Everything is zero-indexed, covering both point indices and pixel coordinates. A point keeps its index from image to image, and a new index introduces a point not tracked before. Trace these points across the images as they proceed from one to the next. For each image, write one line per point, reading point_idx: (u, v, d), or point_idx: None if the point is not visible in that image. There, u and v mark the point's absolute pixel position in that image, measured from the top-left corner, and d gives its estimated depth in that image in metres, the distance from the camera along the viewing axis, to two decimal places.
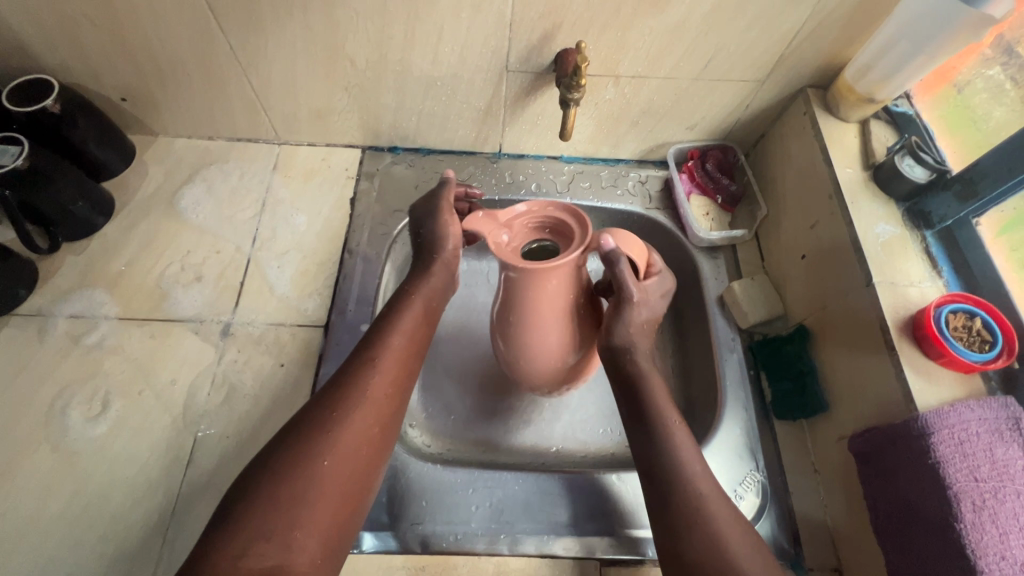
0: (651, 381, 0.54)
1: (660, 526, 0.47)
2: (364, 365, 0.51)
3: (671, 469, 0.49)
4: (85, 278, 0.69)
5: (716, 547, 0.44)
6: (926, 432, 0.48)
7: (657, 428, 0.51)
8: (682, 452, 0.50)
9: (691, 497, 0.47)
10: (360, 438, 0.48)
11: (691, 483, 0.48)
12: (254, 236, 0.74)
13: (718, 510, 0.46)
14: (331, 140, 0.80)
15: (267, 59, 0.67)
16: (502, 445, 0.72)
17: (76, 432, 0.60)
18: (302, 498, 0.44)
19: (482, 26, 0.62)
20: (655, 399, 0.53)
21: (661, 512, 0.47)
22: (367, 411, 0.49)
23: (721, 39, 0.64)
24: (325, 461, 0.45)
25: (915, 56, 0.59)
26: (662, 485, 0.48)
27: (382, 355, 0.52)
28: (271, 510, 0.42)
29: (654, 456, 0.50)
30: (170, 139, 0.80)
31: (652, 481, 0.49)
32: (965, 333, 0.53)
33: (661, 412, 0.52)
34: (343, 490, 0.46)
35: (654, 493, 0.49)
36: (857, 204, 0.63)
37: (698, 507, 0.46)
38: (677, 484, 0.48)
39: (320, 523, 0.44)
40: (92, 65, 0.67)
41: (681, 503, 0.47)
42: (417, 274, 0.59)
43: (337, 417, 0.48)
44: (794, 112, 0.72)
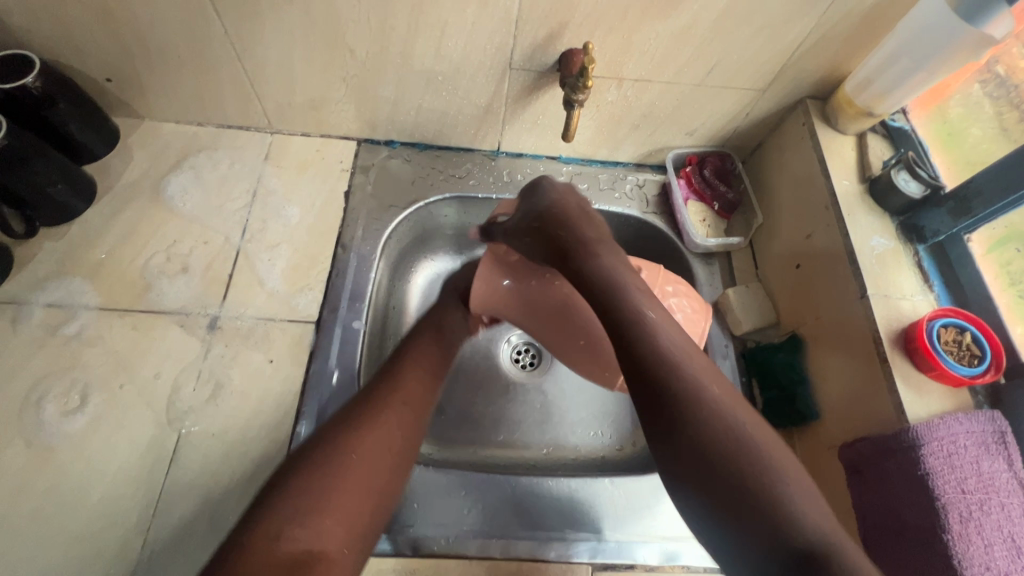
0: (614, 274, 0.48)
1: (671, 446, 0.40)
2: (390, 381, 0.54)
3: (666, 365, 0.41)
4: (64, 265, 0.66)
5: (730, 454, 0.38)
6: (917, 444, 0.49)
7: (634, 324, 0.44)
8: (664, 338, 0.43)
9: (693, 399, 0.40)
10: (384, 442, 0.49)
11: (693, 381, 0.41)
12: (244, 227, 0.72)
13: (722, 414, 0.39)
14: (326, 131, 0.78)
15: (263, 45, 0.64)
16: (493, 446, 0.72)
17: (52, 427, 0.58)
18: (328, 489, 0.44)
19: (488, 23, 0.61)
20: (617, 290, 0.46)
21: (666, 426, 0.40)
22: (395, 416, 0.51)
23: (726, 47, 0.64)
24: (354, 455, 0.47)
25: (915, 73, 0.60)
26: (659, 389, 0.41)
27: (405, 373, 0.56)
28: (302, 498, 0.43)
29: (641, 359, 0.42)
30: (157, 123, 0.77)
31: (648, 390, 0.41)
32: (955, 347, 0.54)
33: (632, 302, 0.45)
34: (367, 489, 0.46)
35: (651, 406, 0.41)
36: (853, 216, 0.63)
37: (701, 412, 0.39)
38: (676, 386, 0.41)
39: (343, 518, 0.44)
40: (77, 43, 0.64)
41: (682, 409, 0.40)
42: (451, 320, 0.64)
43: (366, 419, 0.49)
44: (793, 122, 0.73)
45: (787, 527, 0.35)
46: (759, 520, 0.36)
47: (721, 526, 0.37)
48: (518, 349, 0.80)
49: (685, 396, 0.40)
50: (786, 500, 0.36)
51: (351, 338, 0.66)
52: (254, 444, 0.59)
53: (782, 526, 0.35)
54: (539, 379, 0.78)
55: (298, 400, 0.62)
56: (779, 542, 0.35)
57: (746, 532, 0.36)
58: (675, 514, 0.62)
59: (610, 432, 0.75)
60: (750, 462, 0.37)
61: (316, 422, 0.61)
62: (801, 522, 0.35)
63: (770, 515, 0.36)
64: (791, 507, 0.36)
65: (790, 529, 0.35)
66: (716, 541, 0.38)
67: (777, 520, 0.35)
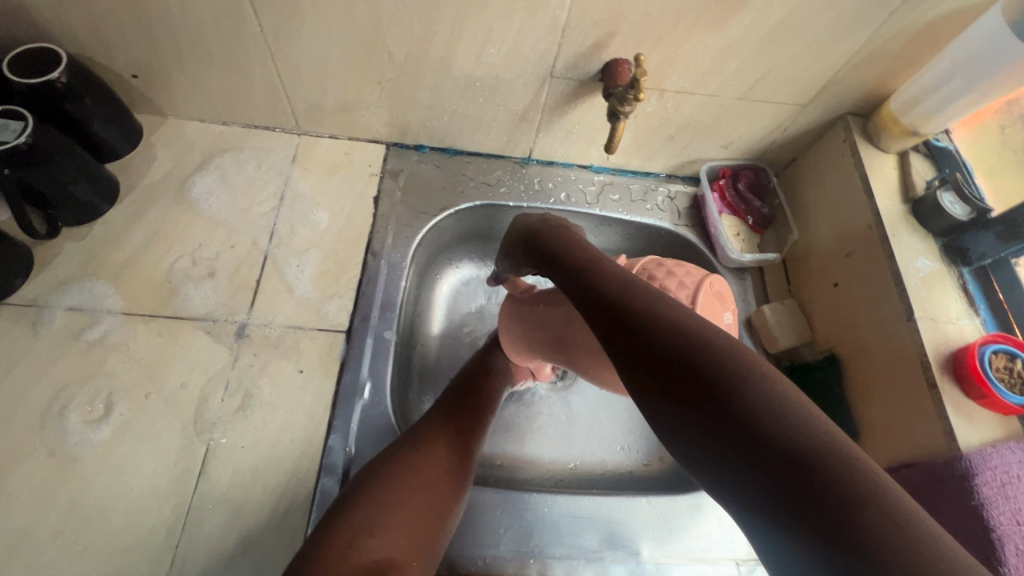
0: (569, 235, 0.48)
1: (629, 364, 0.33)
2: (448, 410, 0.57)
3: (618, 284, 0.37)
4: (86, 267, 0.64)
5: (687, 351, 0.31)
6: (970, 472, 0.49)
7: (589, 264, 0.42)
8: (606, 269, 0.40)
9: (646, 305, 0.34)
10: (442, 463, 0.52)
11: (645, 292, 0.36)
12: (272, 232, 0.70)
13: (679, 316, 0.33)
14: (355, 133, 0.76)
15: (298, 45, 0.62)
16: (520, 459, 0.71)
17: (76, 437, 0.55)
18: (392, 506, 0.47)
19: (534, 30, 0.59)
20: (569, 244, 0.46)
21: (618, 342, 0.34)
22: (448, 438, 0.54)
23: (773, 61, 0.62)
24: (415, 477, 0.49)
25: (965, 94, 0.59)
26: (609, 306, 0.36)
27: (465, 401, 0.59)
28: (371, 511, 0.46)
29: (594, 287, 0.38)
30: (181, 121, 0.75)
31: (600, 311, 0.36)
32: (1007, 374, 0.53)
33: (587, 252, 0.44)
34: (428, 508, 0.48)
35: (604, 326, 0.36)
36: (898, 237, 0.63)
37: (654, 317, 0.33)
38: (626, 299, 0.35)
39: (406, 534, 0.46)
40: (104, 38, 0.61)
41: (632, 318, 0.34)
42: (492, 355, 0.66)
43: (425, 443, 0.53)
44: (832, 138, 0.72)
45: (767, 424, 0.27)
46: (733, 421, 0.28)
47: (699, 447, 0.29)
48: None
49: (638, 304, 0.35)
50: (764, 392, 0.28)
51: (383, 349, 0.65)
52: (285, 458, 0.57)
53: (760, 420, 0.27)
54: (566, 390, 0.76)
55: (329, 413, 0.60)
56: (757, 446, 0.26)
57: (725, 443, 0.28)
58: (712, 535, 0.61)
59: (638, 446, 0.74)
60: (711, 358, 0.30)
61: (348, 435, 0.60)
62: (777, 411, 0.27)
63: (740, 414, 0.28)
64: (767, 400, 0.28)
65: (769, 425, 0.27)
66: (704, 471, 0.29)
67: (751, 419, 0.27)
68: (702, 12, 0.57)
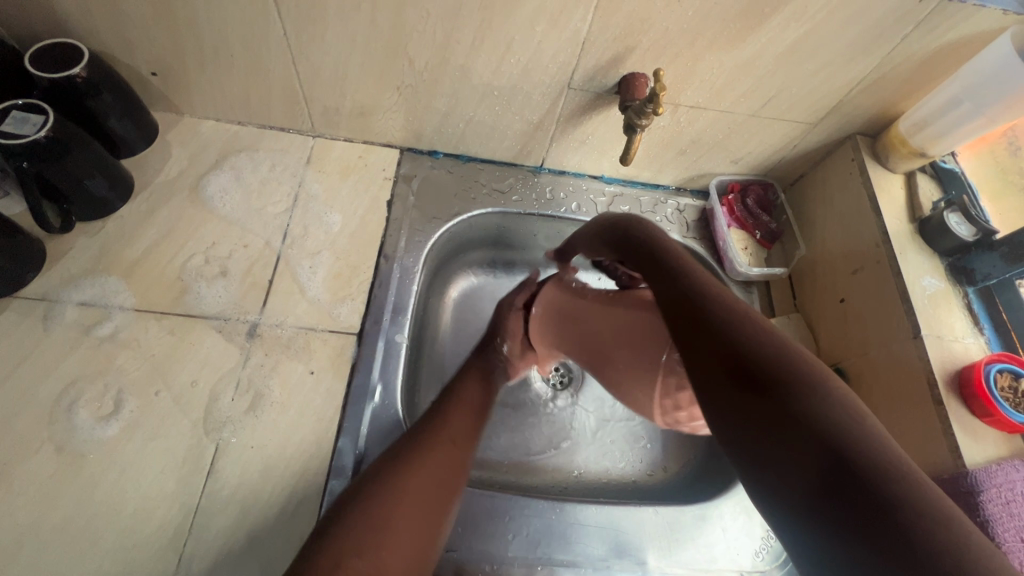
0: (658, 235, 0.54)
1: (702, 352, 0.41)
2: (438, 419, 0.54)
3: (708, 296, 0.43)
4: (99, 262, 0.64)
5: (757, 348, 0.39)
6: (976, 489, 0.50)
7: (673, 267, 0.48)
8: (693, 277, 0.46)
9: (725, 308, 0.42)
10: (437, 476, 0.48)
11: (723, 298, 0.43)
12: (285, 232, 0.70)
13: (751, 319, 0.41)
14: (369, 137, 0.77)
15: (321, 49, 0.63)
16: (525, 466, 0.71)
17: (84, 433, 0.55)
18: (385, 525, 0.43)
19: (555, 42, 0.60)
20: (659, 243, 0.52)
21: (694, 333, 0.42)
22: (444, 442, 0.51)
23: (786, 80, 0.64)
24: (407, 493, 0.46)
25: (969, 122, 0.61)
26: (690, 305, 0.43)
27: (450, 412, 0.55)
28: (364, 530, 0.42)
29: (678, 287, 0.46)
30: (196, 119, 0.75)
31: (681, 308, 0.44)
32: (1012, 394, 0.54)
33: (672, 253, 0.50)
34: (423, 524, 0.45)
35: (682, 319, 0.43)
36: (905, 255, 0.64)
37: (731, 319, 0.41)
38: (706, 300, 0.43)
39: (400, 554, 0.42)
40: (127, 35, 0.62)
41: (711, 315, 0.42)
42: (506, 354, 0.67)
43: (418, 455, 0.49)
44: (840, 157, 0.74)
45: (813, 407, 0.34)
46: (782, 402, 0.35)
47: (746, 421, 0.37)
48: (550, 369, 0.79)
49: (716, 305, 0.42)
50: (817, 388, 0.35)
51: (393, 353, 0.65)
52: (294, 459, 0.57)
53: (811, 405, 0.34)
54: (572, 399, 0.77)
55: (339, 415, 0.60)
56: (799, 423, 0.34)
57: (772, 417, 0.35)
58: (718, 546, 0.61)
59: (642, 454, 0.74)
60: (780, 357, 0.38)
61: (357, 437, 0.59)
62: (845, 426, 0.33)
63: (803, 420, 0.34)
64: (828, 415, 0.34)
65: (831, 434, 0.33)
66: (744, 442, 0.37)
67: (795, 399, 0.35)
68: (720, 30, 0.58)
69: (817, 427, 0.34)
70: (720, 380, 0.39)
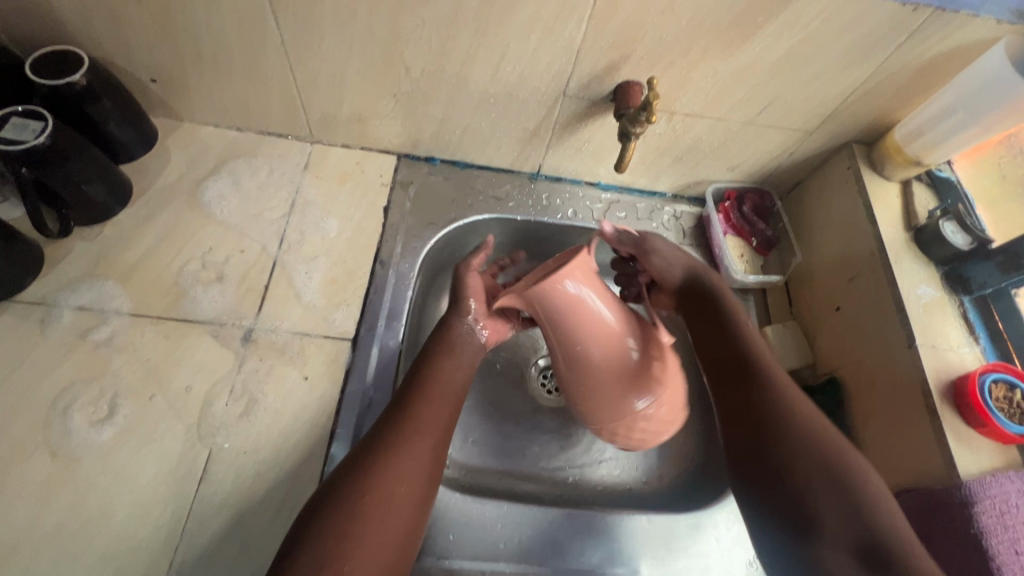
0: (723, 290, 0.61)
1: (746, 414, 0.52)
2: (404, 408, 0.52)
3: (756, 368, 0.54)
4: (96, 267, 0.64)
5: (796, 421, 0.50)
6: (970, 501, 0.49)
7: (732, 329, 0.57)
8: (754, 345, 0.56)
9: (771, 380, 0.53)
10: (403, 475, 0.48)
11: (770, 370, 0.53)
12: (282, 238, 0.70)
13: (792, 393, 0.52)
14: (367, 144, 0.77)
15: (318, 57, 0.64)
16: (520, 473, 0.70)
17: (79, 437, 0.55)
18: (344, 534, 0.43)
19: (550, 50, 0.61)
20: (724, 298, 0.60)
21: (744, 396, 0.52)
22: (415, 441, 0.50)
23: (781, 89, 0.64)
24: (369, 496, 0.45)
25: (968, 128, 0.61)
26: (742, 371, 0.54)
27: (421, 398, 0.53)
28: (325, 543, 0.42)
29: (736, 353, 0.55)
30: (196, 125, 0.76)
31: (734, 371, 0.54)
32: (1007, 404, 0.54)
33: (733, 312, 0.58)
34: (392, 524, 0.45)
35: (736, 383, 0.54)
36: (900, 264, 0.64)
37: (772, 390, 0.52)
38: (756, 371, 0.53)
39: (373, 557, 0.43)
40: (127, 42, 0.62)
41: (761, 386, 0.52)
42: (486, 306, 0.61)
43: (380, 456, 0.48)
44: (836, 165, 0.74)
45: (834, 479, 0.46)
46: (803, 467, 0.47)
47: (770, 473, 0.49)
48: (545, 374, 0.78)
49: (766, 376, 0.53)
50: (842, 462, 0.47)
51: (387, 359, 0.65)
52: (287, 465, 0.57)
53: (837, 476, 0.46)
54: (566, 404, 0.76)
55: (332, 421, 0.60)
56: (818, 485, 0.46)
57: (796, 480, 0.47)
58: (711, 556, 0.61)
59: (638, 462, 0.74)
60: (817, 431, 0.49)
61: (350, 444, 0.59)
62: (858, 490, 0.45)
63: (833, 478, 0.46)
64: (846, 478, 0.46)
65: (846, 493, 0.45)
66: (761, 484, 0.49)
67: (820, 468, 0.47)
68: (714, 39, 0.58)
69: (837, 484, 0.46)
70: (751, 437, 0.51)
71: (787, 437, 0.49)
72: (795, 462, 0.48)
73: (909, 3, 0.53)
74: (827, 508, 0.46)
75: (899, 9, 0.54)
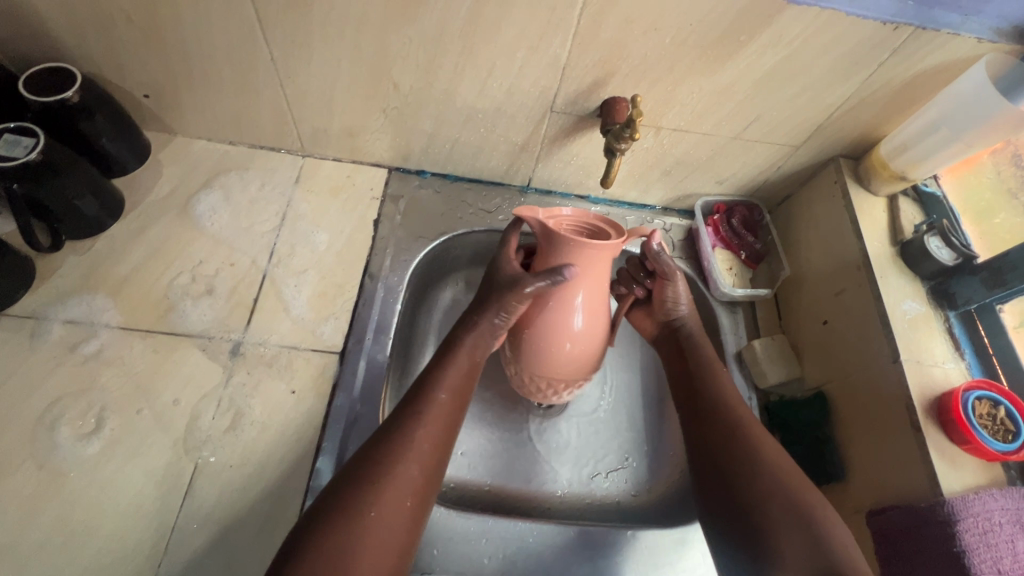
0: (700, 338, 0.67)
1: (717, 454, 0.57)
2: (410, 421, 0.52)
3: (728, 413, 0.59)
4: (87, 281, 0.65)
5: (763, 459, 0.55)
6: (953, 518, 0.49)
7: (705, 377, 0.63)
8: (729, 393, 0.61)
9: (739, 422, 0.58)
10: (406, 490, 0.48)
11: (739, 413, 0.59)
12: (272, 251, 0.71)
13: (758, 434, 0.57)
14: (358, 157, 0.78)
15: (307, 73, 0.64)
16: (508, 487, 0.70)
17: (65, 451, 0.56)
18: (346, 550, 0.43)
19: (535, 67, 0.61)
20: (700, 347, 0.66)
21: (714, 438, 0.58)
22: (412, 459, 0.49)
23: (766, 105, 0.64)
24: (373, 512, 0.45)
25: (953, 143, 0.61)
26: (713, 415, 0.59)
27: (427, 411, 0.53)
28: (325, 557, 0.42)
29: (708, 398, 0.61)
30: (188, 139, 0.76)
31: (705, 415, 0.60)
32: (990, 421, 0.54)
33: (708, 360, 0.64)
34: (390, 541, 0.45)
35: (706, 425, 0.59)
36: (886, 279, 0.64)
37: (741, 431, 0.57)
38: (727, 414, 0.59)
39: (372, 573, 0.43)
40: (119, 59, 0.63)
41: (731, 429, 0.57)
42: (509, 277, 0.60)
43: (383, 470, 0.48)
44: (824, 179, 0.74)
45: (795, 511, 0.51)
46: (767, 500, 0.52)
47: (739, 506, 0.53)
48: None
49: (733, 419, 0.58)
50: (802, 496, 0.52)
51: (375, 372, 0.65)
52: (272, 479, 0.58)
53: (800, 510, 0.51)
54: (556, 417, 0.76)
55: (318, 435, 0.61)
56: (776, 513, 0.51)
57: (761, 513, 0.52)
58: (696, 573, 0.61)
59: (626, 475, 0.74)
60: (779, 467, 0.54)
61: (337, 457, 0.60)
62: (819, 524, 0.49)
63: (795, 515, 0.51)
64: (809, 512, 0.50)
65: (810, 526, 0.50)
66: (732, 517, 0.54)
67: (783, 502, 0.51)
68: (698, 57, 0.59)
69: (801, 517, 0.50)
70: (721, 474, 0.56)
71: (754, 475, 0.54)
72: (760, 498, 0.52)
73: (890, 22, 0.53)
74: (784, 534, 0.50)
75: (880, 28, 0.54)
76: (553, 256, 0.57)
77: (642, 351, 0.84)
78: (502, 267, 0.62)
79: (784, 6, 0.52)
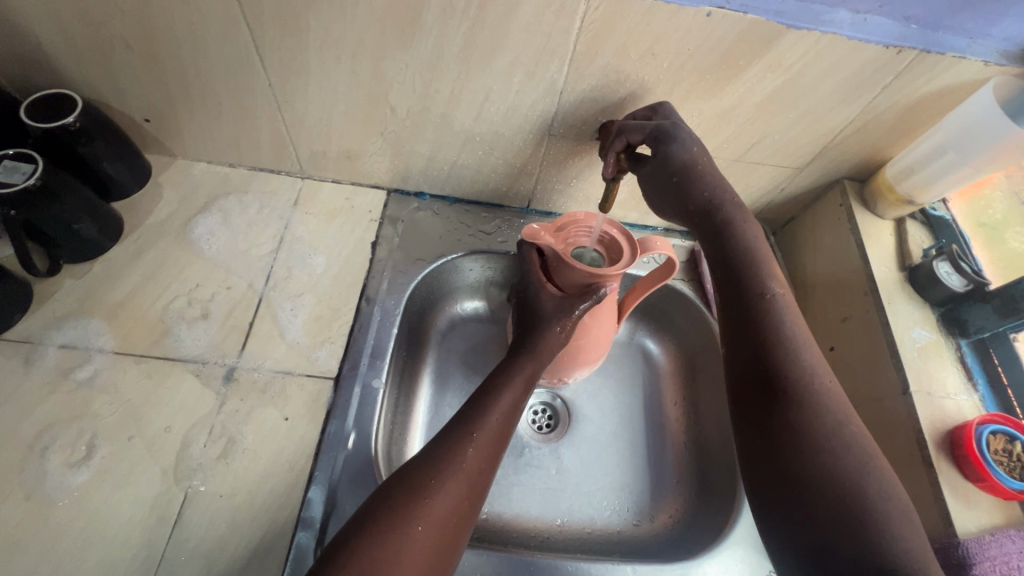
0: (755, 253, 0.53)
1: (765, 417, 0.46)
2: (463, 438, 0.51)
3: (777, 339, 0.48)
4: (83, 305, 0.65)
5: (822, 435, 0.43)
6: (967, 562, 0.48)
7: (760, 321, 0.49)
8: (786, 319, 0.49)
9: (798, 385, 0.46)
10: (452, 510, 0.47)
11: (798, 360, 0.47)
12: (268, 274, 0.71)
13: (822, 392, 0.46)
14: (356, 179, 0.78)
15: (304, 98, 0.64)
16: (507, 515, 0.68)
17: (55, 480, 0.55)
18: (390, 567, 0.42)
19: (532, 91, 0.61)
20: (758, 272, 0.52)
21: (763, 396, 0.47)
22: (461, 482, 0.48)
23: (768, 129, 0.63)
24: (420, 528, 0.44)
25: (961, 166, 0.60)
26: (766, 356, 0.47)
27: (479, 431, 0.52)
28: (366, 568, 0.41)
29: (761, 342, 0.48)
30: (188, 162, 0.77)
31: (751, 366, 0.48)
32: (1006, 457, 0.52)
33: (765, 292, 0.51)
34: (430, 562, 0.44)
35: (753, 381, 0.48)
36: (894, 305, 0.62)
37: (799, 384, 0.46)
38: (786, 364, 0.47)
39: None
40: (119, 85, 0.64)
41: (783, 380, 0.46)
42: (555, 304, 0.62)
43: (433, 485, 0.47)
44: (829, 202, 0.73)
45: (853, 504, 0.40)
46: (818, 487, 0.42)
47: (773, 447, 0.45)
48: (535, 411, 0.77)
49: (792, 379, 0.46)
50: (865, 492, 0.41)
51: (369, 399, 0.64)
52: (262, 510, 0.56)
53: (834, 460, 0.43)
54: (556, 441, 0.75)
55: (310, 464, 0.59)
56: (813, 455, 0.43)
57: (812, 489, 0.42)
58: None
59: (630, 505, 0.72)
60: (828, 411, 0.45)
61: (329, 487, 0.58)
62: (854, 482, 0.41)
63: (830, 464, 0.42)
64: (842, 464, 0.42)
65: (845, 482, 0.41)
66: (765, 494, 0.45)
67: (836, 490, 0.41)
68: (695, 81, 0.58)
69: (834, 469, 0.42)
70: (764, 442, 0.45)
71: (791, 409, 0.45)
72: (802, 469, 0.43)
73: (893, 46, 0.52)
74: (819, 478, 0.42)
75: (883, 52, 0.53)
76: (578, 278, 0.60)
77: (645, 376, 0.82)
78: (538, 295, 0.63)
79: (784, 31, 0.51)
